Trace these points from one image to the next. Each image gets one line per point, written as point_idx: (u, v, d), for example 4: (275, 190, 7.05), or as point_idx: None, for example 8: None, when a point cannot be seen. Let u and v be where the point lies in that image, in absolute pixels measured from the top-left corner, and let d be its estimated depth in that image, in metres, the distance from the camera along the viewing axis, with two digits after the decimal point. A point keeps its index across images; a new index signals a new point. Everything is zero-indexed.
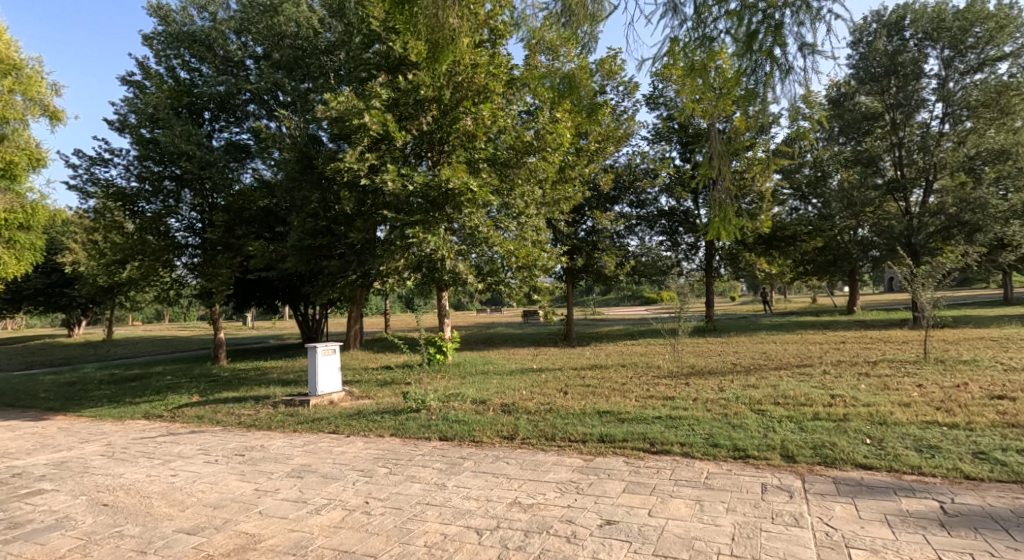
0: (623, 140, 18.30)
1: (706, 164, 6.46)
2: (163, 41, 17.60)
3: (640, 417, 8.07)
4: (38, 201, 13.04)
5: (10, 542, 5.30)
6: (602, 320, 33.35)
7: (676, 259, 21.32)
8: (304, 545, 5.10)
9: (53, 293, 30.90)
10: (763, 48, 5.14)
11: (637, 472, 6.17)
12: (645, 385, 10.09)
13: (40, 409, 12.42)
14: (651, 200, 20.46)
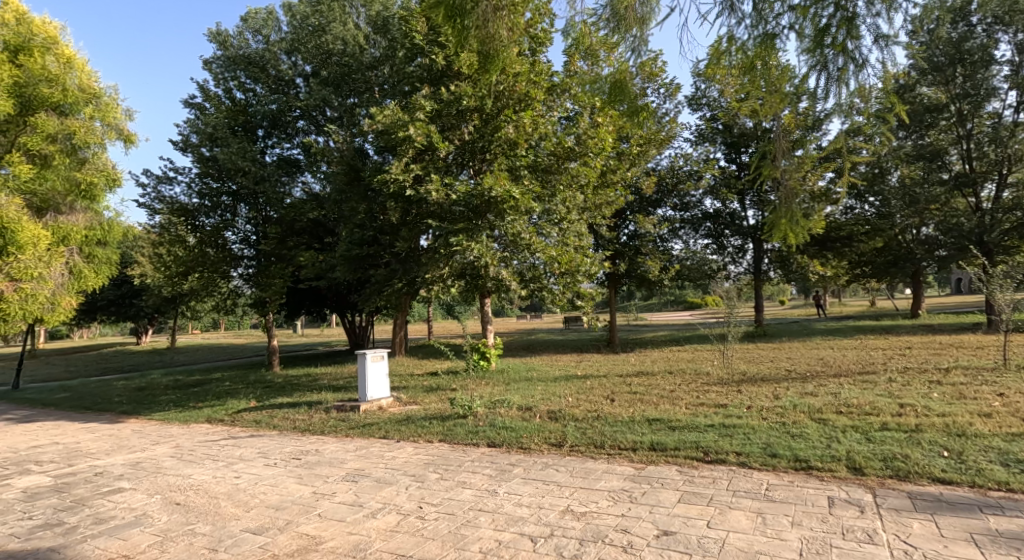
0: (665, 143, 17.97)
1: (769, 165, 6.27)
2: (221, 64, 18.38)
3: (693, 424, 7.86)
4: (115, 218, 12.62)
5: (96, 537, 5.51)
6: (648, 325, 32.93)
7: (722, 263, 20.88)
8: (363, 548, 5.14)
9: (123, 303, 32.39)
10: (836, 43, 4.94)
11: (691, 481, 6.00)
12: (695, 393, 9.82)
13: (114, 413, 12.93)
14: (695, 203, 20.04)
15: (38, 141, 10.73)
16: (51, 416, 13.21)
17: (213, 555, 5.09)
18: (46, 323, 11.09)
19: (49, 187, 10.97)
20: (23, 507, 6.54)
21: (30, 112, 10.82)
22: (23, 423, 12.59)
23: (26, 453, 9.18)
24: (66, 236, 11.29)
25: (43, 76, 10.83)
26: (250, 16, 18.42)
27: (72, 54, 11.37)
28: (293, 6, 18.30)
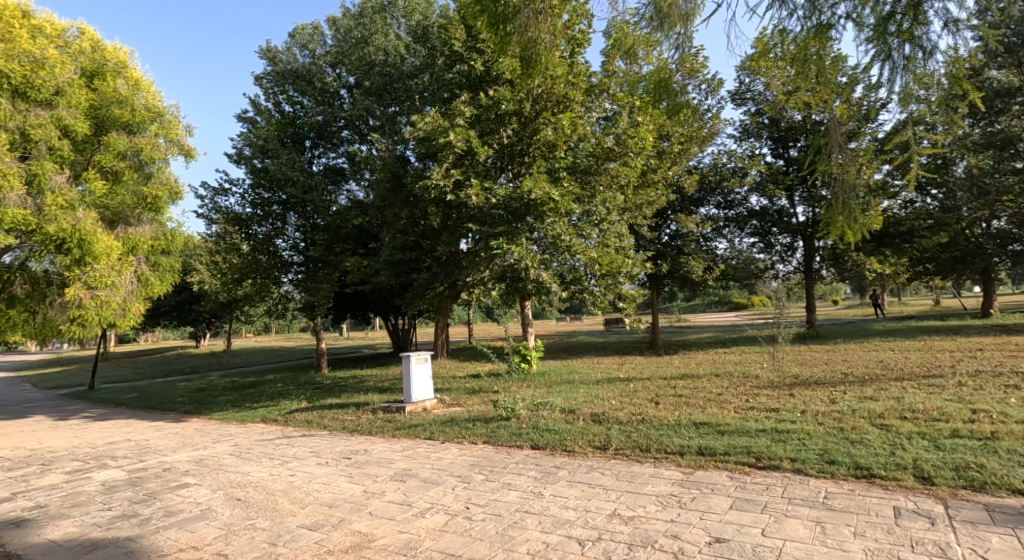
0: (708, 140, 17.57)
1: (823, 160, 6.21)
2: (271, 79, 19.08)
3: (743, 429, 7.72)
4: (176, 228, 13.13)
5: (166, 529, 5.81)
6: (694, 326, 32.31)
7: (769, 262, 20.32)
8: (414, 546, 5.27)
9: (183, 309, 33.84)
10: (902, 30, 4.90)
11: (743, 488, 5.91)
12: (743, 396, 9.64)
13: (177, 412, 13.57)
14: (739, 201, 19.51)
15: (111, 158, 11.31)
16: (119, 415, 13.92)
17: (272, 549, 5.29)
18: (118, 328, 11.71)
19: (120, 201, 11.55)
20: (100, 499, 6.94)
21: (103, 133, 11.43)
22: (96, 421, 13.35)
23: (102, 449, 9.73)
24: (135, 246, 11.87)
25: (114, 98, 11.43)
26: (297, 32, 19.11)
27: (139, 77, 12.00)
28: (337, 20, 18.83)
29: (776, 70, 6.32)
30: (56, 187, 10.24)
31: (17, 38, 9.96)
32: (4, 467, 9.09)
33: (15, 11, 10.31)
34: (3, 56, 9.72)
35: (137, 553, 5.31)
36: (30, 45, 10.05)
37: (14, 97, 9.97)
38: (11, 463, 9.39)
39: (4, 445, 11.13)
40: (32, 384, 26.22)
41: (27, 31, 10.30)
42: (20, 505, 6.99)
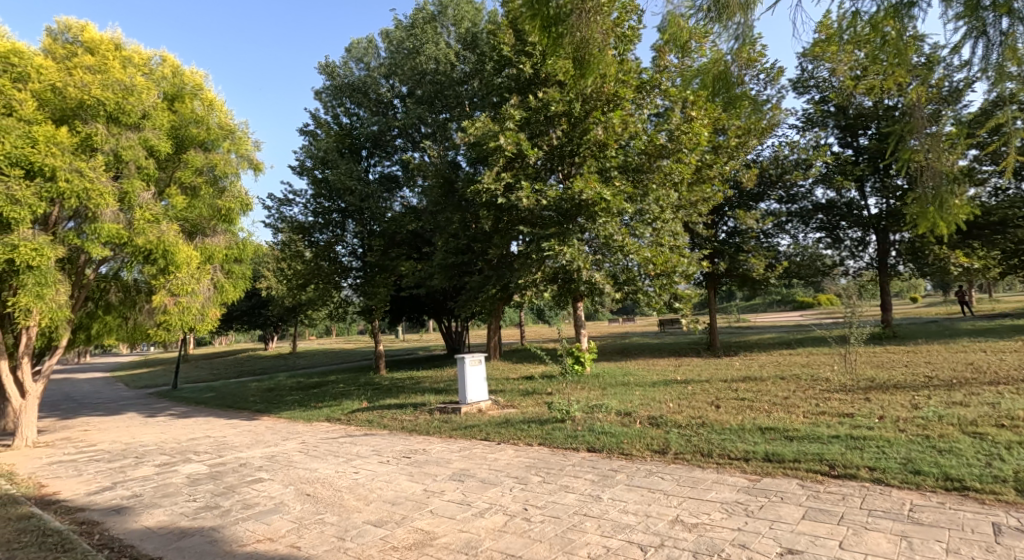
0: (767, 132, 16.82)
1: (904, 147, 5.91)
2: (330, 94, 19.83)
3: (814, 435, 7.48)
4: (247, 237, 13.72)
5: (244, 521, 6.14)
6: (755, 326, 31.26)
7: (838, 259, 19.56)
8: (474, 545, 5.37)
9: (253, 313, 35.38)
10: (998, 5, 4.65)
11: (817, 497, 5.73)
12: (813, 401, 9.31)
13: (250, 411, 14.25)
14: (803, 194, 18.73)
15: (190, 174, 12.05)
16: (198, 413, 14.71)
17: (340, 543, 5.51)
18: (198, 332, 12.49)
19: (197, 214, 12.28)
20: (186, 491, 7.40)
21: (183, 151, 12.21)
22: (178, 418, 14.18)
23: (185, 444, 10.34)
24: (211, 255, 12.59)
25: (192, 118, 12.14)
26: (352, 46, 19.79)
27: (214, 97, 12.61)
28: (390, 33, 19.35)
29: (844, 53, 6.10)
30: (144, 203, 10.95)
31: (111, 69, 10.61)
32: (100, 459, 9.79)
33: (106, 44, 11.03)
34: (99, 86, 10.36)
35: (220, 542, 5.64)
36: (121, 75, 10.64)
37: (108, 121, 10.64)
38: (106, 455, 10.11)
39: (101, 439, 12.00)
40: (120, 384, 28.08)
41: (119, 62, 10.99)
42: (117, 494, 7.54)
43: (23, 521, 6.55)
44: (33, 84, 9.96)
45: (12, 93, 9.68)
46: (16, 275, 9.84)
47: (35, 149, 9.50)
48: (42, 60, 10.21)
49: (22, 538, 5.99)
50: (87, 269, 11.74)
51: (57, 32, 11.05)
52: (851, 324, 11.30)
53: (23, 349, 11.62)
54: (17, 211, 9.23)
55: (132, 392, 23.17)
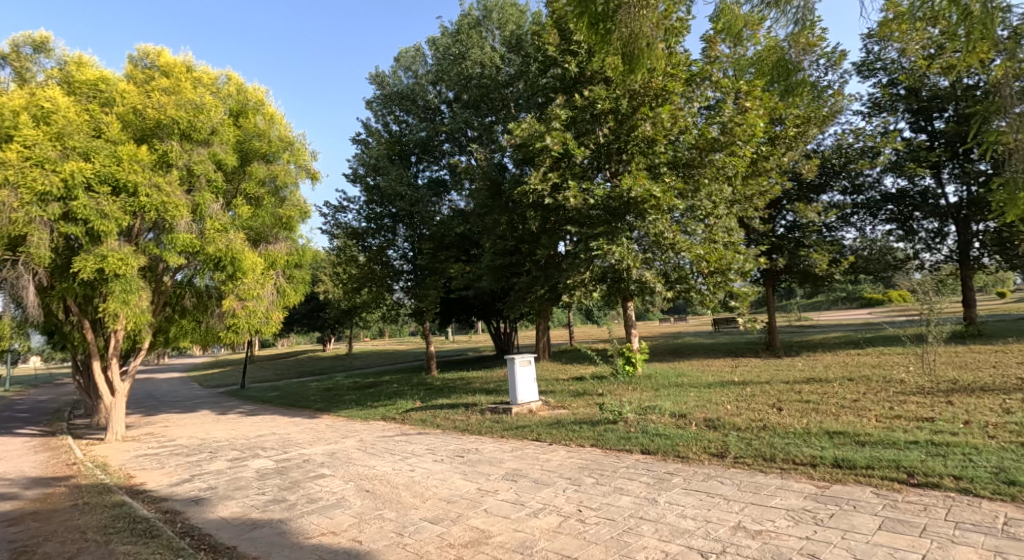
0: (829, 120, 16.10)
1: (988, 129, 5.61)
2: (380, 103, 20.34)
3: (888, 440, 7.16)
4: (306, 244, 14.17)
5: (308, 515, 6.38)
6: (819, 325, 30.06)
7: (912, 251, 18.42)
8: (530, 545, 5.40)
9: (312, 316, 36.55)
10: None
11: (894, 507, 5.50)
12: (886, 404, 8.91)
13: (311, 409, 14.75)
14: (870, 183, 17.62)
15: (254, 186, 12.55)
16: (263, 412, 15.31)
17: (399, 539, 5.65)
18: (263, 334, 12.88)
19: (261, 223, 12.80)
20: (255, 484, 7.75)
21: (247, 163, 12.78)
22: (245, 416, 14.79)
23: (252, 441, 10.81)
24: (274, 262, 13.11)
25: (255, 132, 12.65)
26: (401, 55, 20.16)
27: (274, 111, 13.11)
28: (436, 40, 19.65)
29: (913, 30, 5.84)
30: (213, 214, 11.54)
31: (183, 89, 11.18)
32: (178, 453, 10.35)
33: (180, 66, 11.62)
34: (173, 105, 10.95)
35: (287, 534, 5.89)
36: (193, 94, 11.24)
37: (181, 138, 11.29)
38: (184, 450, 10.68)
39: (178, 435, 12.71)
40: (191, 383, 29.52)
41: (190, 82, 11.61)
42: (195, 486, 7.98)
43: (114, 509, 7.04)
44: (117, 107, 10.60)
45: (100, 116, 10.35)
46: (106, 283, 10.54)
47: (121, 167, 10.16)
48: (125, 85, 10.84)
49: (114, 524, 6.44)
50: (165, 276, 12.42)
51: (137, 58, 11.77)
52: (928, 321, 10.71)
53: (111, 350, 12.42)
54: (106, 224, 9.96)
55: (203, 391, 24.40)
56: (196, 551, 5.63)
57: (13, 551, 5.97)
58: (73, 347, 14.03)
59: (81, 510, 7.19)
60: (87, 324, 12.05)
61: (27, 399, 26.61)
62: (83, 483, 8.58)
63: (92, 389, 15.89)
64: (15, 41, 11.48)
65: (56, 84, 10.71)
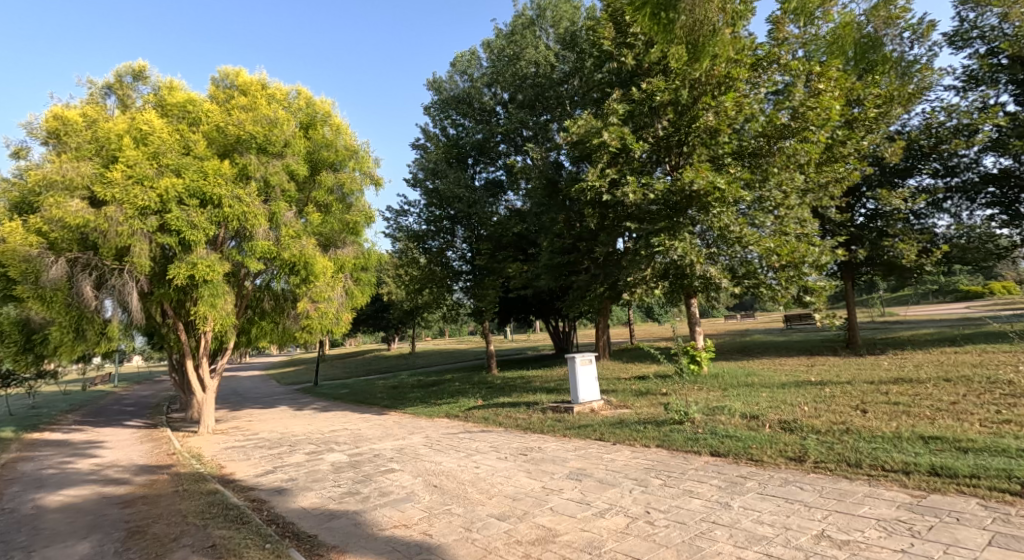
0: (917, 97, 14.78)
1: None
2: (438, 108, 20.56)
3: (995, 447, 6.55)
4: (371, 248, 14.42)
5: (380, 508, 6.47)
6: (906, 321, 28.15)
7: (1019, 238, 16.34)
8: (598, 546, 5.25)
9: (377, 317, 37.45)
10: None
11: (1004, 521, 5.02)
12: (991, 407, 8.15)
13: (378, 407, 15.05)
14: (968, 164, 15.87)
15: (324, 194, 12.91)
16: (334, 408, 15.75)
17: (468, 534, 5.63)
18: (335, 335, 13.31)
19: (330, 229, 13.14)
20: (331, 477, 7.94)
21: (317, 172, 13.09)
22: (319, 412, 15.28)
23: (326, 435, 11.13)
24: (343, 265, 13.43)
25: (324, 143, 12.96)
26: (457, 60, 20.25)
27: (341, 122, 13.39)
28: (491, 42, 19.65)
29: None
30: (288, 221, 11.91)
31: (259, 105, 11.61)
32: (261, 446, 10.75)
33: (256, 85, 12.19)
34: (251, 121, 11.39)
35: (362, 525, 6.02)
36: (267, 109, 11.65)
37: (258, 152, 11.70)
38: (267, 443, 11.09)
39: (260, 428, 13.27)
40: (270, 381, 30.91)
41: (266, 99, 12.05)
42: (279, 477, 8.25)
43: (209, 496, 7.35)
44: (203, 126, 11.14)
45: (189, 135, 10.90)
46: (195, 288, 11.11)
47: (207, 181, 10.65)
48: (210, 105, 11.41)
49: (209, 510, 6.74)
50: (246, 281, 12.99)
51: (219, 79, 12.42)
52: None
53: (203, 349, 13.16)
54: (196, 234, 10.48)
55: (280, 388, 25.50)
56: (281, 538, 5.83)
57: (126, 531, 6.35)
58: (169, 348, 14.88)
59: (181, 495, 7.57)
60: (180, 326, 12.73)
61: (131, 395, 28.65)
62: (181, 471, 9.03)
63: (187, 386, 16.86)
64: (119, 71, 12.31)
65: (152, 109, 11.41)
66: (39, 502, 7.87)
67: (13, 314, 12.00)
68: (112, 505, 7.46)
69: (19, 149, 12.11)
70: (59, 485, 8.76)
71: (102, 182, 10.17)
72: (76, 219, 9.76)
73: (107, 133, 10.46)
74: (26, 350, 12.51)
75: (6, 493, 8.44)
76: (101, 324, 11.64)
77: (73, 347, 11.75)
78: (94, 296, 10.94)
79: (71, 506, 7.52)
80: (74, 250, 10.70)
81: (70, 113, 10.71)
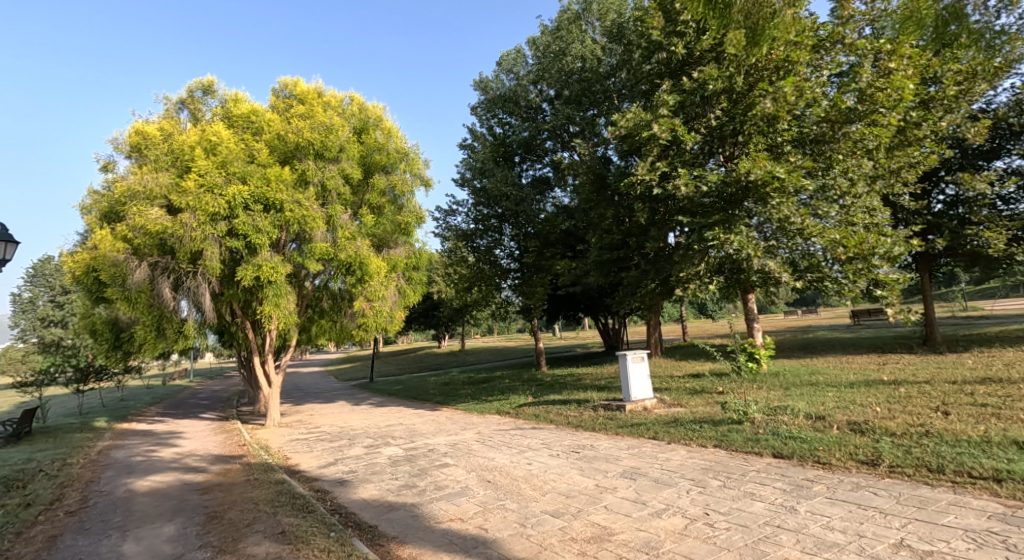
0: (1003, 73, 13.63)
1: None
2: (485, 108, 20.57)
3: None
4: (422, 247, 14.53)
5: (436, 501, 6.45)
6: (990, 316, 26.20)
7: None
8: (655, 546, 5.07)
9: (428, 315, 37.87)
10: None
11: None
12: None
13: (431, 403, 15.15)
14: None
15: (377, 196, 13.09)
16: (390, 404, 15.97)
17: (522, 530, 5.54)
18: (389, 333, 13.50)
19: (383, 230, 13.31)
20: (389, 470, 8.00)
21: (370, 176, 13.25)
22: (375, 407, 15.52)
23: (382, 430, 11.26)
24: (396, 265, 13.52)
25: (376, 147, 13.14)
26: (502, 59, 20.16)
27: (391, 126, 13.52)
28: (537, 39, 19.45)
29: None
30: (344, 224, 12.11)
31: (315, 112, 11.84)
32: (323, 439, 10.97)
33: (313, 93, 12.43)
34: (308, 128, 11.66)
35: (421, 517, 6.02)
36: (323, 116, 11.88)
37: (316, 157, 11.98)
38: (327, 436, 11.32)
39: (321, 422, 13.59)
40: (331, 376, 31.79)
41: (322, 107, 12.29)
42: (340, 468, 8.37)
43: (278, 485, 7.53)
44: (265, 135, 11.48)
45: (253, 144, 11.23)
46: (260, 289, 11.43)
47: (270, 188, 10.94)
48: (271, 114, 11.71)
49: (278, 498, 6.88)
50: (305, 281, 13.33)
51: (279, 90, 12.75)
52: None
53: (268, 346, 13.56)
54: (261, 238, 10.80)
55: (340, 384, 26.15)
56: (344, 527, 5.90)
57: (206, 515, 6.57)
58: (239, 345, 15.47)
59: (254, 483, 7.79)
60: (248, 325, 13.18)
61: (204, 389, 30.03)
62: (252, 461, 9.30)
63: (255, 382, 17.48)
64: (190, 87, 12.80)
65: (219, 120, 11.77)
66: (131, 486, 8.26)
67: (105, 315, 12.64)
68: (192, 490, 7.74)
69: (107, 163, 12.77)
70: (146, 471, 9.18)
71: (178, 192, 10.58)
72: (155, 226, 10.19)
73: (181, 145, 10.86)
74: (116, 347, 13.26)
75: (101, 478, 8.90)
76: (179, 323, 12.15)
77: (155, 345, 12.24)
78: (172, 298, 11.43)
79: (158, 491, 7.85)
80: (154, 255, 11.19)
81: (149, 129, 11.27)
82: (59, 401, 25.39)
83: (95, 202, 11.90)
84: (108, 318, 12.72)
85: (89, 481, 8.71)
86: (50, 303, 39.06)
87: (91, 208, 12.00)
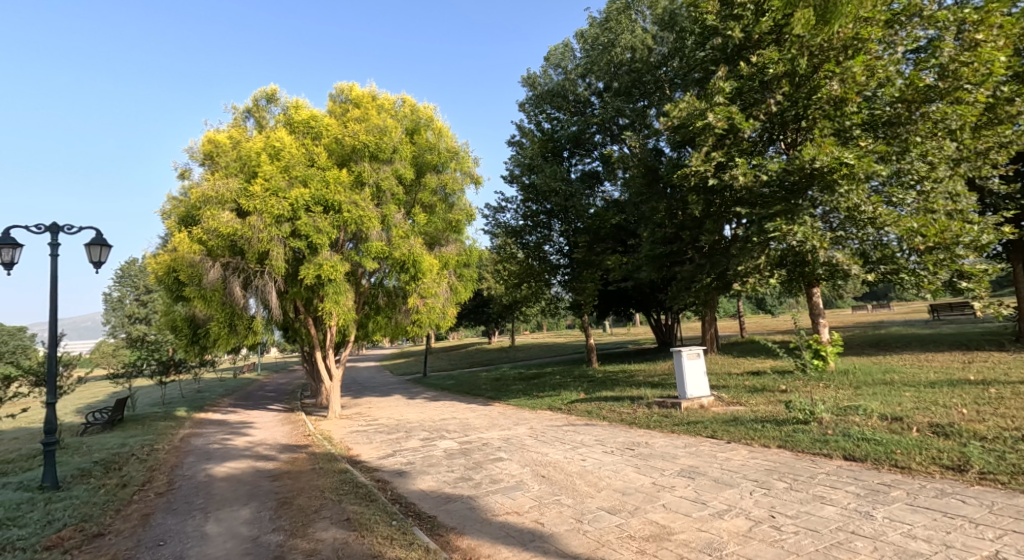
0: None
1: None
2: (533, 104, 20.37)
3: None
4: (473, 244, 14.56)
5: (492, 495, 6.39)
6: None
7: None
8: (718, 547, 4.84)
9: (479, 311, 38.05)
10: None
11: None
12: None
13: (484, 398, 15.15)
14: None
15: (429, 195, 13.14)
16: (444, 398, 16.08)
17: (579, 525, 5.40)
18: (442, 329, 13.61)
19: (435, 228, 13.36)
20: (445, 462, 8.00)
21: (422, 176, 13.34)
22: (431, 401, 15.66)
23: (438, 423, 11.32)
24: (447, 263, 13.56)
25: (427, 147, 13.21)
26: (550, 54, 20.00)
27: (442, 125, 13.54)
28: (585, 32, 19.12)
29: None
30: (398, 223, 12.21)
31: (370, 115, 12.01)
32: (381, 431, 11.11)
33: (368, 97, 12.63)
34: (363, 130, 11.84)
35: (478, 509, 5.97)
36: (377, 118, 12.03)
37: (371, 159, 12.16)
38: (385, 428, 11.47)
39: (379, 415, 13.81)
40: (390, 371, 32.42)
41: (376, 110, 12.45)
42: (398, 460, 8.44)
43: (342, 474, 7.65)
44: (324, 139, 11.73)
45: (313, 148, 11.48)
46: (320, 287, 11.67)
47: (329, 190, 11.18)
48: (329, 119, 11.94)
49: (342, 487, 6.98)
50: (362, 279, 13.59)
51: (335, 95, 13.02)
52: None
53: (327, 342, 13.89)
54: (322, 238, 11.01)
55: (397, 378, 26.64)
56: (405, 516, 5.90)
57: (277, 500, 6.73)
58: (302, 341, 15.89)
59: (319, 471, 7.94)
60: (310, 322, 13.48)
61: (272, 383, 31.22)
62: (316, 451, 9.52)
63: (315, 376, 17.96)
64: (256, 96, 13.21)
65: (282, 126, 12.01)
66: (209, 471, 8.59)
67: (184, 311, 13.32)
68: (264, 477, 7.96)
69: (183, 171, 13.32)
70: (222, 458, 9.54)
71: (246, 196, 10.88)
72: (227, 229, 10.56)
73: (249, 152, 11.19)
74: (194, 342, 13.86)
75: (183, 462, 9.31)
76: (249, 320, 12.54)
77: (228, 340, 12.68)
78: (242, 296, 11.80)
79: (234, 476, 8.12)
80: (226, 255, 11.57)
81: (220, 137, 11.79)
82: (144, 392, 26.93)
83: (174, 206, 12.42)
84: (187, 315, 13.38)
85: (173, 465, 9.12)
86: (135, 301, 41.51)
87: (170, 212, 12.54)
